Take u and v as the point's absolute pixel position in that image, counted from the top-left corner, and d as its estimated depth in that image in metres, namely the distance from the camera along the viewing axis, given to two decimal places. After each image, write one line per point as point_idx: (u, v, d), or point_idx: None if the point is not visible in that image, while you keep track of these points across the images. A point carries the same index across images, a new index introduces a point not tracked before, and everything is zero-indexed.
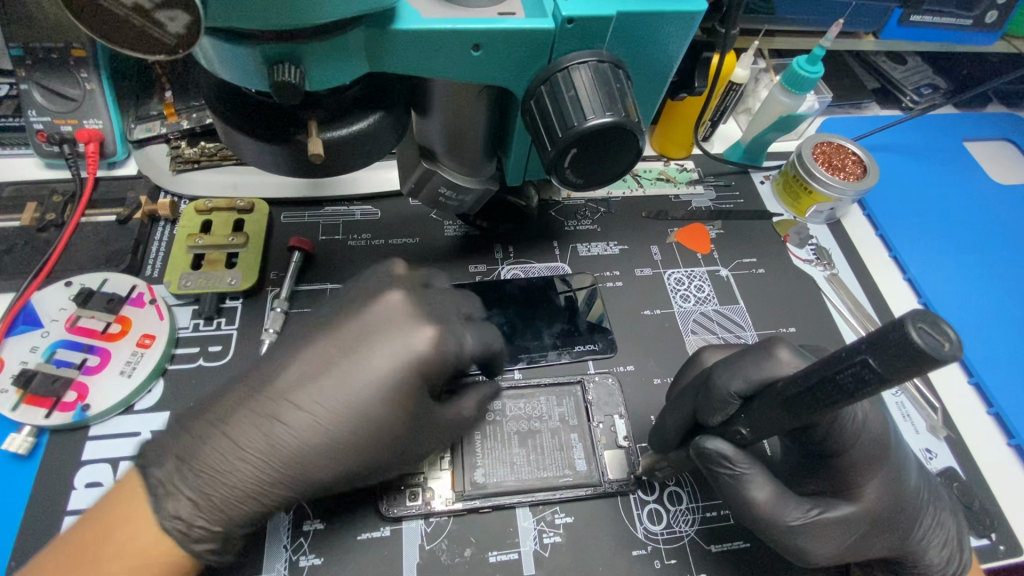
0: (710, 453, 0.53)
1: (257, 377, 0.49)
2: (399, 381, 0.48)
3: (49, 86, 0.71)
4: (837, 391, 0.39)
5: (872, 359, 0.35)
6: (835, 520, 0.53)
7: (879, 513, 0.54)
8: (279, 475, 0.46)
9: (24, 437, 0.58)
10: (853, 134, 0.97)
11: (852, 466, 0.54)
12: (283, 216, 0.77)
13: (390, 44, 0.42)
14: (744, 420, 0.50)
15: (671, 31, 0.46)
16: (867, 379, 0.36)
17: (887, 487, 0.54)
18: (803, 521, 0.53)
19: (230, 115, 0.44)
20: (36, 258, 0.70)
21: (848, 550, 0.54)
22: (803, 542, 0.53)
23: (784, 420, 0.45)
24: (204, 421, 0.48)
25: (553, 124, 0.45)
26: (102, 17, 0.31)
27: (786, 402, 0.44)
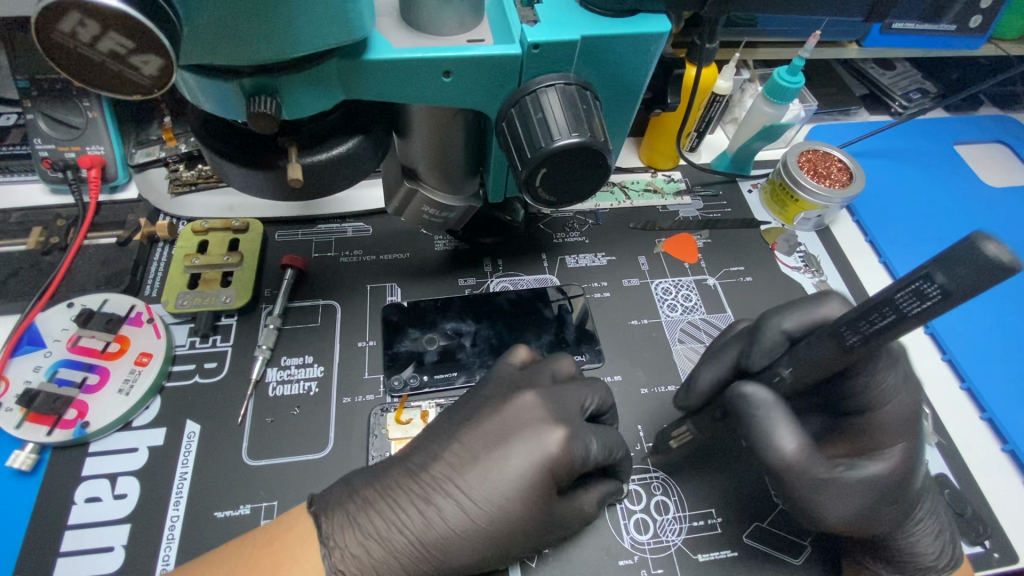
0: (748, 395, 0.54)
1: (414, 459, 0.56)
2: (534, 480, 0.53)
3: (54, 115, 0.75)
4: (893, 311, 0.42)
5: (938, 273, 0.37)
6: (858, 480, 0.53)
7: (893, 487, 0.54)
8: (430, 551, 0.53)
9: (28, 454, 0.60)
10: (840, 142, 0.97)
11: (878, 428, 0.56)
12: (278, 235, 0.79)
13: (363, 73, 0.43)
14: (786, 360, 0.53)
15: (637, 53, 0.48)
16: (927, 293, 0.38)
17: (910, 459, 0.54)
18: (825, 482, 0.53)
19: (216, 143, 0.46)
20: (41, 280, 0.73)
21: (860, 516, 0.54)
22: (822, 497, 0.53)
23: (833, 355, 0.47)
24: (372, 489, 0.55)
25: (523, 145, 0.46)
26: (80, 63, 0.32)
27: (835, 333, 0.47)
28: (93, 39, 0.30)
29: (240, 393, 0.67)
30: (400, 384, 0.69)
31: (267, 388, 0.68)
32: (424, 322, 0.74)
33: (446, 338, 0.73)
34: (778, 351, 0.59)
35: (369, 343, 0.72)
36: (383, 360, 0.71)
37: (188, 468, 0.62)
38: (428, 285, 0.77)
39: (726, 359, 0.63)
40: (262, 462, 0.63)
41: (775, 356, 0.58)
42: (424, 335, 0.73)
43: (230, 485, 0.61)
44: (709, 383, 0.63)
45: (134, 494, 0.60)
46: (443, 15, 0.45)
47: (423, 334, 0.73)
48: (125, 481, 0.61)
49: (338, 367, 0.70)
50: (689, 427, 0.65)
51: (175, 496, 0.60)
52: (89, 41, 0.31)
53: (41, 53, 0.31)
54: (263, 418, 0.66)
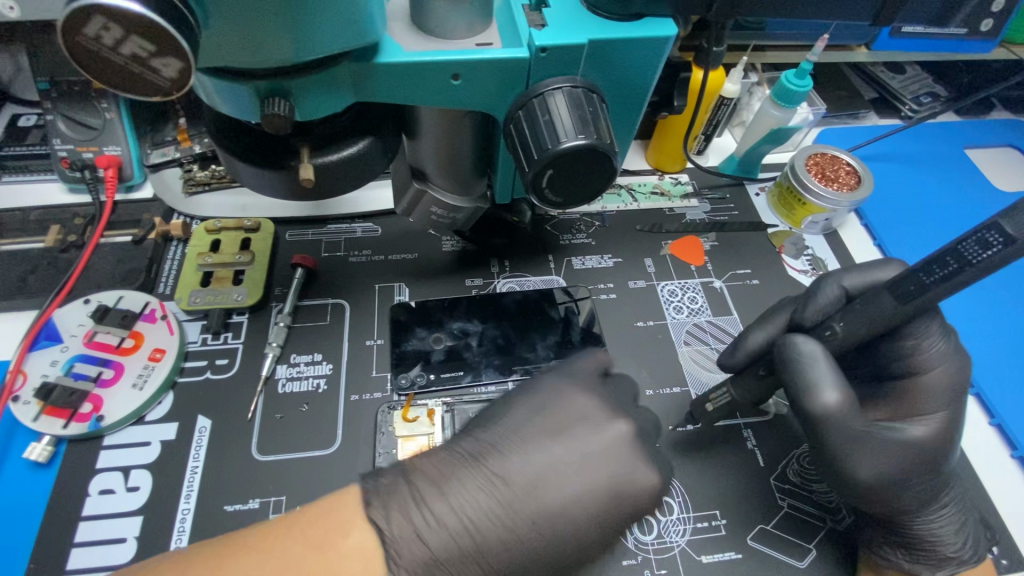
0: (801, 346, 0.56)
1: (494, 466, 0.51)
2: (582, 461, 0.52)
3: (72, 116, 0.77)
4: (956, 261, 0.47)
5: (1006, 224, 0.44)
6: (895, 440, 0.57)
7: (929, 451, 0.58)
8: (494, 532, 0.49)
9: (44, 446, 0.62)
10: (849, 145, 0.97)
11: (918, 395, 0.60)
12: (289, 235, 0.80)
13: (374, 76, 0.44)
14: (840, 317, 0.56)
15: (645, 56, 0.48)
16: (992, 242, 0.44)
17: (946, 428, 0.59)
18: (863, 433, 0.56)
19: (230, 145, 0.47)
20: (59, 276, 0.74)
21: (891, 476, 0.57)
22: (861, 450, 0.56)
23: (891, 309, 0.52)
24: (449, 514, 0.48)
25: (529, 147, 0.46)
26: (103, 66, 0.33)
27: (895, 287, 0.52)
28: (117, 42, 0.31)
29: (250, 390, 0.68)
30: (407, 382, 0.69)
31: (277, 385, 0.69)
32: (432, 321, 0.75)
33: (453, 337, 0.73)
34: (828, 308, 0.62)
35: (376, 342, 0.73)
36: (390, 358, 0.72)
37: (199, 462, 0.63)
38: (435, 285, 0.78)
39: (778, 320, 0.66)
40: (271, 457, 0.64)
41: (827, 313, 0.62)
42: (431, 334, 0.73)
43: (238, 480, 0.63)
44: (759, 343, 0.65)
45: (147, 487, 0.61)
46: (451, 19, 0.46)
47: (430, 333, 0.74)
48: (137, 474, 0.62)
49: (346, 365, 0.71)
50: (728, 388, 0.64)
51: (186, 489, 0.62)
52: (112, 45, 0.32)
53: (67, 56, 0.32)
54: (272, 415, 0.67)
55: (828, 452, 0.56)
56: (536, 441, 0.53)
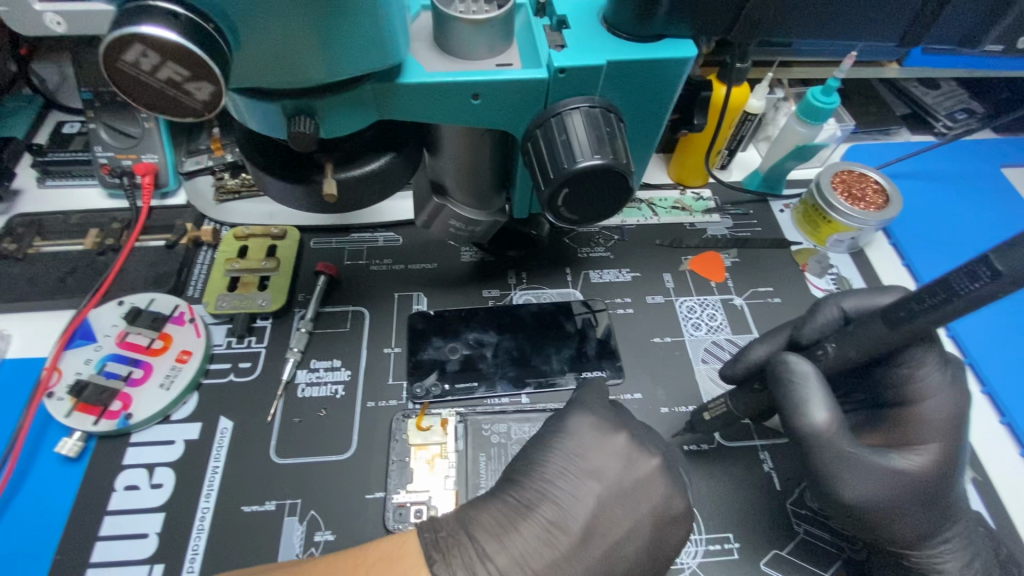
0: (792, 364, 0.57)
1: (547, 513, 0.52)
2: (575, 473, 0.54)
3: (113, 125, 0.82)
4: (944, 292, 0.46)
5: (997, 260, 0.42)
6: (889, 469, 0.56)
7: (929, 482, 0.56)
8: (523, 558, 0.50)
9: (75, 441, 0.65)
10: (878, 163, 0.95)
11: (917, 421, 0.59)
12: (313, 242, 0.82)
13: (397, 95, 0.46)
14: (834, 339, 0.56)
15: (665, 76, 0.49)
16: (980, 275, 0.43)
17: (945, 457, 0.57)
18: (855, 457, 0.55)
19: (257, 158, 0.49)
20: (95, 279, 0.76)
21: (885, 503, 0.56)
22: (849, 474, 0.55)
23: (882, 334, 0.51)
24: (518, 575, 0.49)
25: (545, 165, 0.47)
26: (142, 90, 0.34)
27: (886, 312, 0.51)
28: (155, 68, 0.33)
29: (271, 393, 0.70)
30: (422, 392, 0.70)
31: (297, 390, 0.70)
32: (448, 331, 0.76)
33: (468, 347, 0.74)
34: (832, 325, 0.63)
35: (394, 350, 0.74)
36: (406, 366, 0.73)
37: (220, 462, 0.65)
38: (453, 295, 0.79)
39: (779, 337, 0.66)
40: (289, 461, 0.66)
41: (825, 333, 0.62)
42: (447, 344, 0.74)
43: (257, 481, 0.64)
44: (760, 357, 0.66)
45: (170, 485, 0.64)
46: (473, 41, 0.46)
47: (445, 343, 0.75)
48: (161, 471, 0.64)
49: (364, 372, 0.72)
50: (726, 399, 0.63)
51: (207, 489, 0.64)
52: (150, 70, 0.33)
53: (109, 83, 0.34)
54: (291, 419, 0.68)
55: (814, 472, 0.56)
56: (567, 479, 0.54)
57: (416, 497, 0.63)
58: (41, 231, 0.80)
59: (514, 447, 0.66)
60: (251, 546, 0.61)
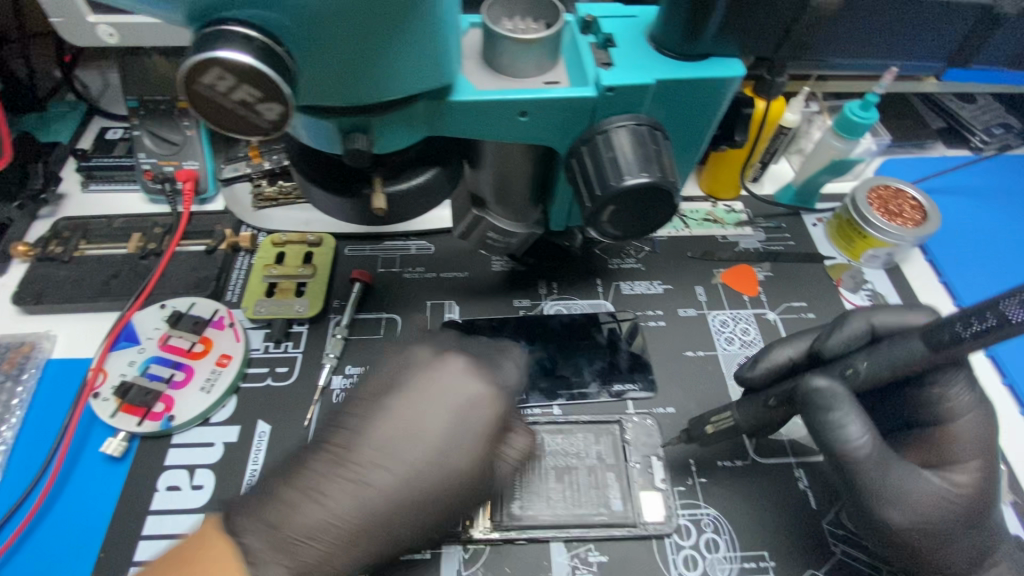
0: (820, 388, 0.54)
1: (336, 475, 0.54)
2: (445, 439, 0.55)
3: (157, 132, 0.84)
4: (995, 318, 0.45)
5: None
6: (935, 491, 0.55)
7: (972, 502, 0.56)
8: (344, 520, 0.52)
9: (119, 442, 0.66)
10: (914, 177, 0.93)
11: (954, 439, 0.59)
12: (348, 250, 0.84)
13: (447, 113, 0.46)
14: (864, 356, 0.55)
15: (711, 94, 0.49)
16: None
17: (988, 476, 0.57)
18: (902, 480, 0.54)
19: (308, 171, 0.51)
20: (137, 281, 0.78)
21: (933, 527, 0.55)
22: (899, 496, 0.54)
23: (921, 356, 0.50)
24: (384, 505, 0.53)
25: (593, 182, 0.47)
26: (215, 111, 0.36)
27: (927, 334, 0.50)
28: (229, 90, 0.34)
29: (307, 398, 0.71)
30: None
31: (332, 396, 0.72)
32: (480, 340, 0.76)
33: None
34: (860, 342, 0.60)
35: None
36: None
37: (258, 465, 0.67)
38: (485, 304, 0.80)
39: (800, 344, 0.64)
40: None
41: (854, 347, 0.59)
42: None
43: None
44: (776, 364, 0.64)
45: (210, 487, 0.65)
46: (521, 60, 0.47)
47: None
48: (202, 473, 0.66)
49: None
50: (732, 413, 0.63)
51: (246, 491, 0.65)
52: (225, 91, 0.35)
53: (185, 103, 0.35)
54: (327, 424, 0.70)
55: (864, 496, 0.54)
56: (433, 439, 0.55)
57: None
58: (86, 235, 0.83)
59: (546, 458, 0.66)
60: None
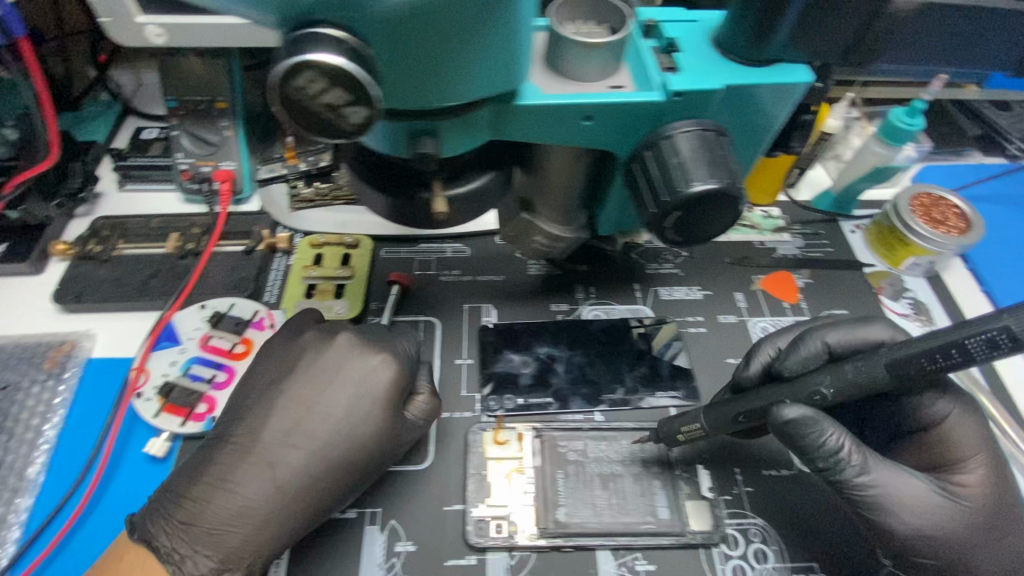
0: (794, 418, 0.53)
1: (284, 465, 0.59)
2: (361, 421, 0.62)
3: (196, 133, 0.84)
4: (960, 355, 0.45)
5: (1015, 326, 0.43)
6: (936, 498, 0.56)
7: (978, 506, 0.56)
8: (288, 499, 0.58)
9: (162, 442, 0.66)
10: (954, 185, 0.92)
11: (949, 443, 0.59)
12: (384, 252, 0.84)
13: (511, 117, 0.46)
14: (829, 377, 0.53)
15: (776, 99, 0.48)
16: (1000, 342, 0.43)
17: (988, 478, 0.58)
18: (908, 496, 0.55)
19: (366, 172, 0.50)
20: (177, 282, 0.78)
21: (942, 535, 0.55)
22: (898, 509, 0.55)
23: (884, 381, 0.49)
24: (294, 480, 0.58)
25: (658, 188, 0.46)
26: (301, 114, 0.36)
27: (895, 360, 0.49)
28: (319, 92, 0.35)
29: None
30: (497, 405, 0.71)
31: None
32: (519, 345, 0.76)
33: (539, 361, 0.74)
34: (819, 359, 0.60)
35: (465, 361, 0.75)
36: (479, 379, 0.73)
37: None
38: (522, 308, 0.80)
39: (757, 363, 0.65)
40: None
41: (814, 365, 0.60)
42: (519, 357, 0.75)
43: None
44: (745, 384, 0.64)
45: None
46: (586, 65, 0.47)
47: (517, 356, 0.75)
48: None
49: (438, 383, 0.73)
50: (702, 424, 0.60)
51: None
52: (314, 94, 0.35)
53: (274, 105, 0.35)
54: None
55: (862, 509, 0.55)
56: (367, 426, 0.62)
57: (493, 511, 0.63)
58: (124, 234, 0.83)
59: (590, 465, 0.66)
60: (335, 552, 0.61)
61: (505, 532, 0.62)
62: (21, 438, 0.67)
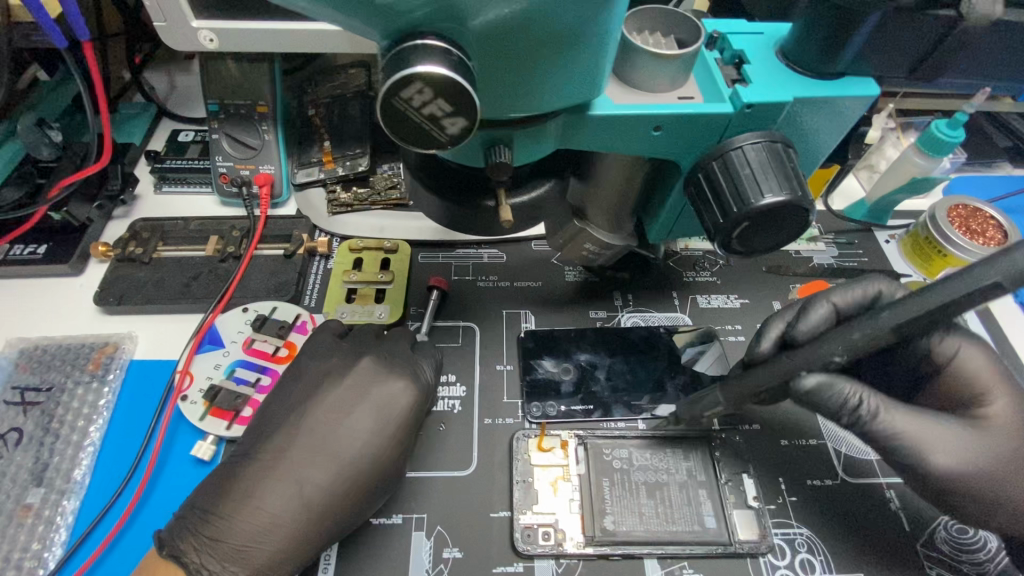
0: (809, 388, 0.54)
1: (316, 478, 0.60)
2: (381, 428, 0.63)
3: (235, 136, 0.85)
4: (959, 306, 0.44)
5: (1005, 276, 0.42)
6: (962, 434, 0.58)
7: (1008, 437, 0.58)
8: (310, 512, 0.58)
9: (209, 445, 0.66)
10: (988, 197, 0.93)
11: (965, 382, 0.61)
12: (422, 257, 0.84)
13: (584, 127, 0.47)
14: (839, 342, 0.50)
15: (842, 112, 0.49)
16: (990, 291, 0.43)
17: (1013, 408, 0.60)
18: (935, 442, 0.57)
19: (429, 180, 0.51)
20: (219, 285, 0.79)
21: (975, 462, 0.57)
22: (930, 451, 0.56)
23: (889, 340, 0.48)
24: (320, 497, 0.59)
25: (726, 198, 0.47)
26: (401, 124, 0.37)
27: (899, 317, 0.47)
28: (423, 103, 0.36)
29: None
30: (541, 412, 0.71)
31: None
32: (560, 351, 0.76)
33: (580, 369, 0.74)
34: (827, 321, 0.59)
35: (506, 367, 0.75)
36: (521, 386, 0.73)
37: None
38: (561, 314, 0.80)
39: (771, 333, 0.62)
40: (412, 475, 0.66)
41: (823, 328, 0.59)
42: (560, 364, 0.75)
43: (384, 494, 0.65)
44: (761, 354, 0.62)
45: None
46: (658, 76, 0.47)
47: (558, 363, 0.75)
48: None
49: (480, 389, 0.73)
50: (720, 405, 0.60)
51: None
52: (417, 106, 0.36)
53: (376, 115, 0.36)
54: None
55: (891, 453, 0.57)
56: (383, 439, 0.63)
57: (540, 519, 0.63)
58: (164, 236, 0.83)
59: (636, 473, 0.66)
60: (383, 558, 0.61)
61: (553, 540, 0.62)
62: (67, 439, 0.68)
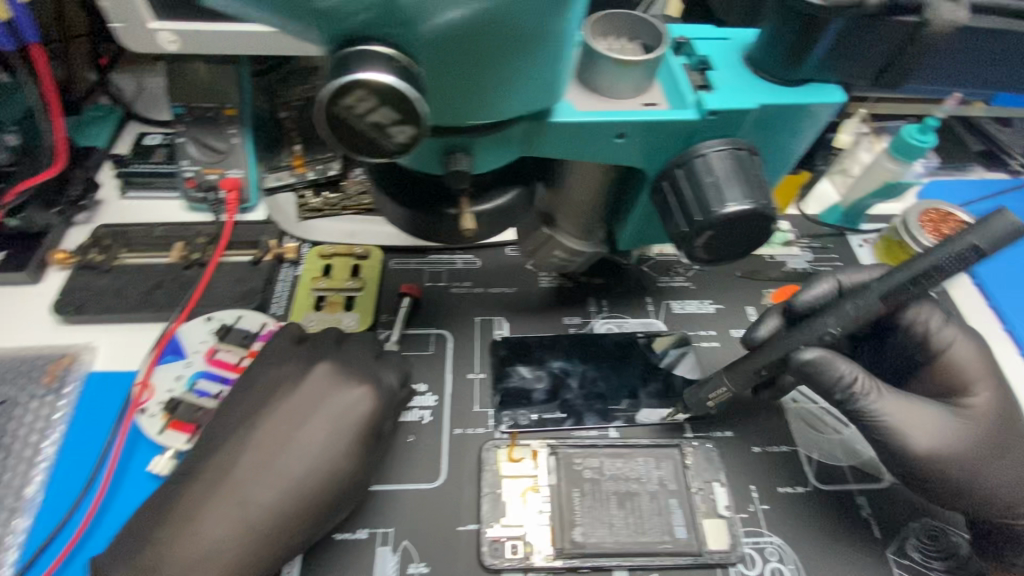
0: (810, 360, 0.57)
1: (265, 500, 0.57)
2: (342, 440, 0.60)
3: (203, 140, 0.83)
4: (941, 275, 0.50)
5: (982, 245, 0.48)
6: (940, 417, 0.61)
7: (981, 424, 0.62)
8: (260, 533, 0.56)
9: (167, 460, 0.64)
10: (960, 201, 0.93)
11: (947, 369, 0.65)
12: (394, 263, 0.82)
13: (546, 133, 0.46)
14: (833, 318, 0.56)
15: (808, 119, 0.49)
16: (970, 258, 0.49)
17: (988, 396, 0.63)
18: (917, 421, 0.60)
19: (390, 187, 0.49)
20: (183, 293, 0.76)
21: (951, 447, 0.60)
22: (908, 431, 0.59)
23: (880, 310, 0.53)
24: (276, 515, 0.57)
25: (691, 206, 0.46)
26: (345, 132, 0.36)
27: (889, 289, 0.52)
28: (367, 111, 0.35)
29: None
30: (512, 421, 0.69)
31: None
32: (532, 359, 0.75)
33: (552, 376, 0.73)
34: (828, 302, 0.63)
35: (477, 376, 0.74)
36: (492, 394, 0.72)
37: None
38: (534, 321, 0.79)
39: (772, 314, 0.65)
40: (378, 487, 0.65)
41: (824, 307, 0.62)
42: (533, 372, 0.74)
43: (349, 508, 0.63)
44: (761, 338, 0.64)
45: None
46: (620, 82, 0.47)
47: (530, 371, 0.74)
48: None
49: (450, 398, 0.72)
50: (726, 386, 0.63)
51: None
52: (361, 113, 0.35)
53: (317, 123, 0.35)
54: None
55: (875, 435, 0.59)
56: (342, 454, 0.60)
57: (509, 531, 0.62)
58: (126, 243, 0.80)
59: (607, 483, 0.65)
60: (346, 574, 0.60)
61: (522, 553, 0.61)
62: (19, 455, 0.65)
